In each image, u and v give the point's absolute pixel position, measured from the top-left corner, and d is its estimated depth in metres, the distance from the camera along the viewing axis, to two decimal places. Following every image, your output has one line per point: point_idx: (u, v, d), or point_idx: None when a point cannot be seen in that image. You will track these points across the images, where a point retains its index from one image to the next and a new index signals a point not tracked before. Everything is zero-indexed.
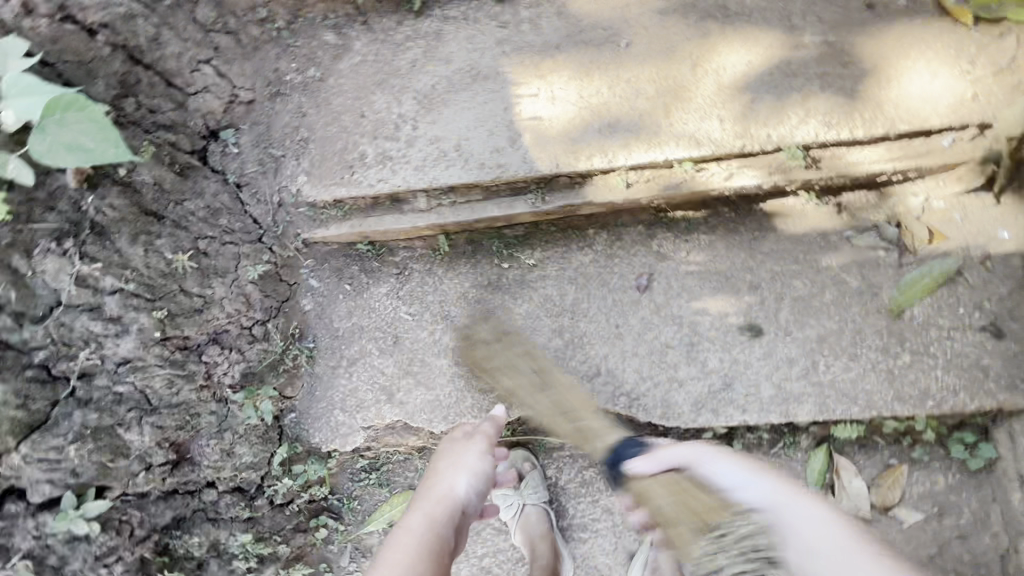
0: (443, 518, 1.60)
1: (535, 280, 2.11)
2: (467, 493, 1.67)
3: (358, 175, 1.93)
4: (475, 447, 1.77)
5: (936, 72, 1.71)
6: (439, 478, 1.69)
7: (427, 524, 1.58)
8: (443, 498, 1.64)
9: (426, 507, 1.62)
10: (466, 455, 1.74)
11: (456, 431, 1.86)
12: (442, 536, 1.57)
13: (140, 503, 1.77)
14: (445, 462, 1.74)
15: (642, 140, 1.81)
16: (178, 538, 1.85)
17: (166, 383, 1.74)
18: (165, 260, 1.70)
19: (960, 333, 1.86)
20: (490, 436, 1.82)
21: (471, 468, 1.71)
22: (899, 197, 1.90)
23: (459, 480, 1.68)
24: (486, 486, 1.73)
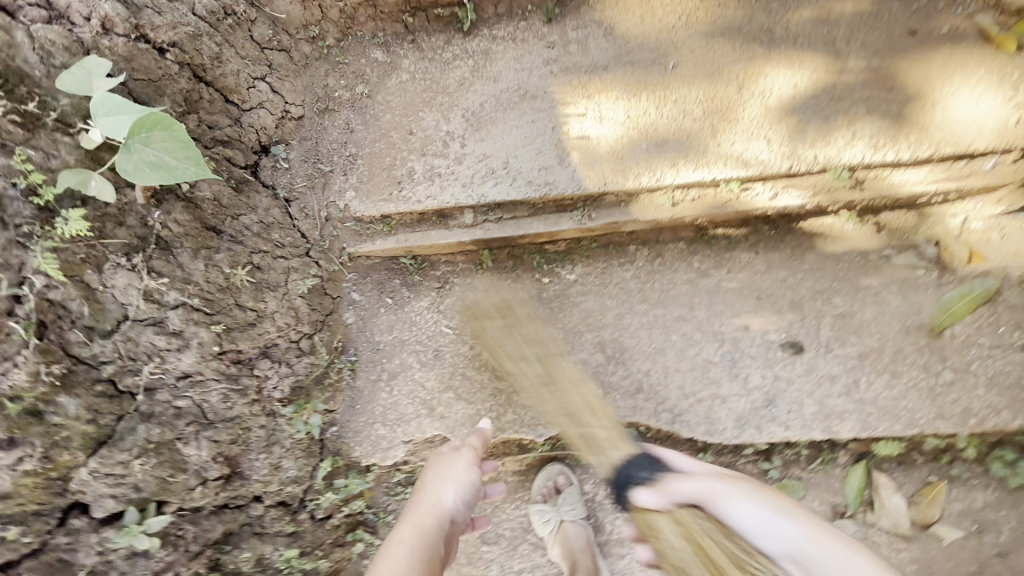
0: (432, 530, 1.60)
1: (577, 295, 2.13)
2: (456, 506, 1.67)
3: (406, 191, 1.96)
4: (463, 459, 1.76)
5: (980, 97, 1.71)
6: (427, 492, 1.70)
7: (416, 536, 1.58)
8: (431, 511, 1.65)
9: (414, 519, 1.63)
10: (455, 466, 1.73)
11: (443, 445, 1.85)
12: (431, 548, 1.56)
13: (193, 518, 1.76)
14: (432, 475, 1.74)
15: (689, 159, 1.83)
16: (228, 552, 1.85)
17: (223, 397, 1.74)
18: (224, 275, 1.70)
19: (1000, 352, 1.87)
20: (477, 447, 1.80)
21: (460, 480, 1.70)
22: (937, 217, 1.92)
23: (447, 492, 1.68)
24: (473, 498, 1.72)
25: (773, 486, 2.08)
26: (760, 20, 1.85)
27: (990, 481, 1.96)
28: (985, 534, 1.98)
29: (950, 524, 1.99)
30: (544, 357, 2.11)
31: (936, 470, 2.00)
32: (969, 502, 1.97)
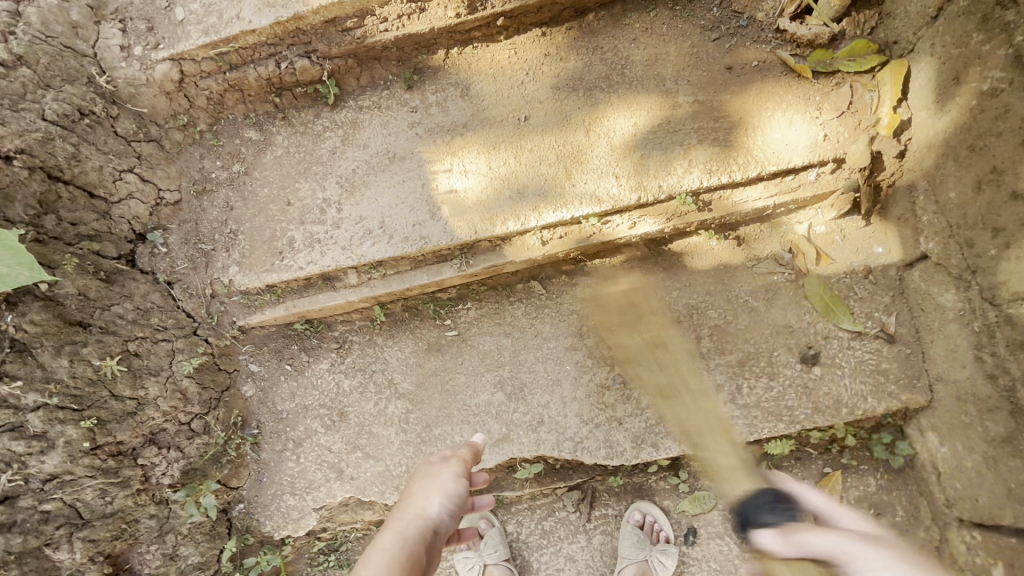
0: (417, 540, 1.29)
1: (474, 337, 2.18)
2: (443, 518, 1.36)
3: (288, 259, 2.02)
4: (450, 469, 1.50)
5: (791, 119, 1.91)
6: (410, 501, 1.40)
7: (398, 545, 1.26)
8: (416, 519, 1.34)
9: (397, 526, 1.32)
10: (443, 476, 1.46)
11: (430, 458, 1.60)
12: (416, 562, 1.24)
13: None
14: (418, 485, 1.46)
15: (549, 201, 1.96)
16: None
17: (99, 493, 1.76)
18: (92, 367, 1.74)
19: (858, 341, 1.99)
20: (468, 459, 1.56)
21: (449, 489, 1.41)
22: (787, 226, 2.08)
23: (433, 501, 1.38)
24: (462, 514, 1.43)
25: (684, 499, 2.16)
26: (598, 69, 2.04)
27: (877, 465, 2.05)
28: (882, 517, 2.03)
29: (849, 512, 2.05)
30: (448, 404, 2.13)
31: (830, 461, 2.08)
32: (864, 488, 2.03)
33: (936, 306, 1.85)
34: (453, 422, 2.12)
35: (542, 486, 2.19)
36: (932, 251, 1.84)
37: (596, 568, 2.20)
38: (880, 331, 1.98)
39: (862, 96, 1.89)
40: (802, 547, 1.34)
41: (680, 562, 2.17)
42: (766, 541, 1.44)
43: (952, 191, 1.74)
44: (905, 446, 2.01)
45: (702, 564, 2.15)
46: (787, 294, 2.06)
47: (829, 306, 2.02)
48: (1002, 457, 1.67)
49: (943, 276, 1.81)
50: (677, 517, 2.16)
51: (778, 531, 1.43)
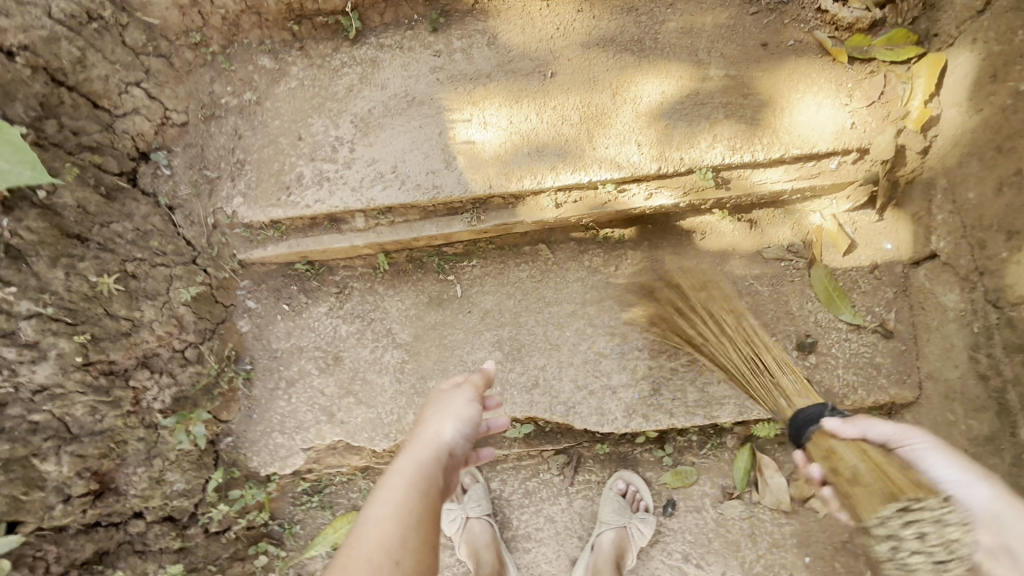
0: (433, 464, 1.28)
1: (476, 294, 2.17)
2: (458, 440, 1.35)
3: (295, 196, 1.97)
4: (463, 393, 1.47)
5: (821, 103, 1.89)
6: (424, 426, 1.38)
7: (415, 469, 1.25)
8: (430, 445, 1.32)
9: (413, 451, 1.31)
10: (456, 400, 1.43)
11: (442, 382, 1.57)
12: (432, 484, 1.24)
13: (56, 538, 1.72)
14: (430, 409, 1.42)
15: (568, 163, 1.92)
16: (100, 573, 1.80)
17: (89, 410, 1.74)
18: (88, 283, 1.71)
19: (855, 334, 2.01)
20: (479, 386, 1.53)
21: (463, 414, 1.39)
22: (800, 214, 2.08)
23: (446, 425, 1.36)
24: (476, 434, 1.42)
25: (667, 472, 2.21)
26: (631, 31, 1.98)
27: None
28: None
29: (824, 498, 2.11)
30: (444, 358, 2.12)
31: None
32: None
33: (938, 305, 1.88)
34: (449, 375, 2.11)
35: (529, 447, 2.20)
36: (942, 250, 1.86)
37: (574, 531, 2.24)
38: (879, 326, 2.00)
39: (895, 87, 1.87)
40: (864, 431, 1.48)
41: (656, 531, 2.22)
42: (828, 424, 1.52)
43: (973, 192, 1.74)
44: None
45: (677, 535, 2.20)
46: (791, 282, 2.07)
47: (837, 298, 2.02)
48: (981, 455, 1.71)
49: (949, 276, 1.83)
50: (658, 489, 2.21)
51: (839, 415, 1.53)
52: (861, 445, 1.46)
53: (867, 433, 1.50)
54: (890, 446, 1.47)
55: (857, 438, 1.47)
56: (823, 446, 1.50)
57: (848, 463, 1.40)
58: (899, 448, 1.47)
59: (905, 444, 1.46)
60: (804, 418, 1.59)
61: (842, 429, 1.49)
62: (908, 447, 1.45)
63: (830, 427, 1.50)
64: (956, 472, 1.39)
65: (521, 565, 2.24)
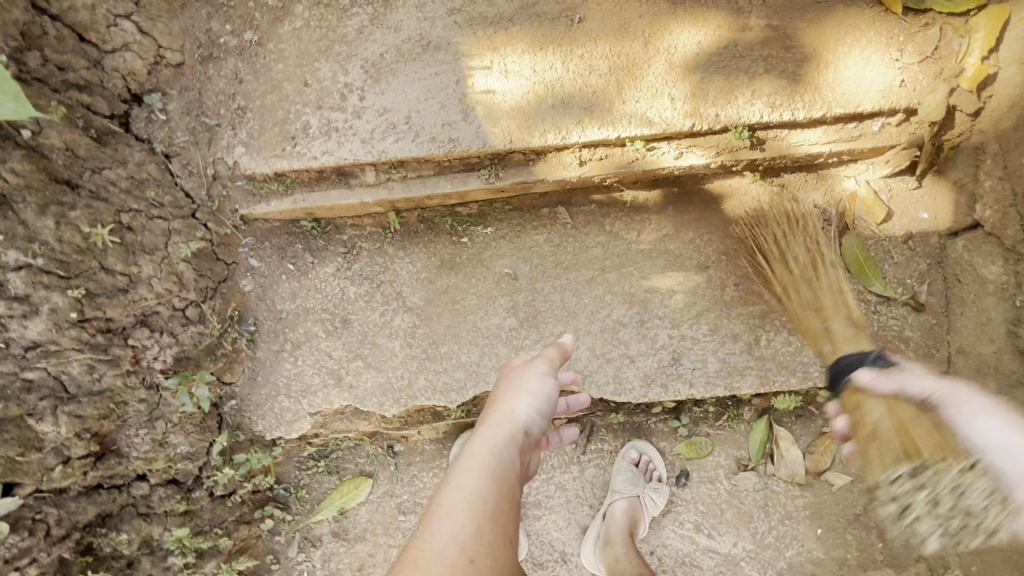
0: (509, 444, 1.24)
1: (490, 257, 2.07)
2: (532, 419, 1.31)
3: (301, 146, 1.84)
4: (536, 367, 1.44)
5: (869, 59, 1.75)
6: (499, 403, 1.34)
7: (490, 452, 1.21)
8: (504, 424, 1.27)
9: (489, 431, 1.26)
10: (530, 375, 1.40)
11: (513, 358, 1.55)
12: (509, 467, 1.20)
13: (57, 500, 1.66)
14: (503, 387, 1.40)
15: (595, 117, 1.79)
16: (104, 536, 1.74)
17: (86, 368, 1.66)
18: (81, 234, 1.61)
19: (886, 307, 1.93)
20: (554, 359, 1.49)
21: (535, 390, 1.35)
22: (834, 180, 1.97)
23: (521, 404, 1.32)
24: (549, 412, 1.37)
25: (682, 443, 2.16)
26: None
27: None
28: None
29: (839, 471, 2.08)
30: (457, 324, 2.05)
31: (830, 421, 2.09)
32: None
33: (977, 278, 1.84)
34: (461, 341, 2.04)
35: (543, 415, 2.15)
36: (986, 220, 1.82)
37: (585, 499, 2.21)
38: (910, 299, 1.92)
39: (950, 42, 1.74)
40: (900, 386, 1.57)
41: (669, 502, 2.19)
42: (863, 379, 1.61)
43: None
44: None
45: (689, 505, 2.17)
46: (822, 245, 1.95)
47: (868, 269, 1.92)
48: None
49: (993, 247, 1.80)
50: (672, 459, 2.17)
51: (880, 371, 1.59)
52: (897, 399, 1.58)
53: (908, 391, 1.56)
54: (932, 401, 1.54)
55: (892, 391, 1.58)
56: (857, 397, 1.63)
57: (871, 416, 1.61)
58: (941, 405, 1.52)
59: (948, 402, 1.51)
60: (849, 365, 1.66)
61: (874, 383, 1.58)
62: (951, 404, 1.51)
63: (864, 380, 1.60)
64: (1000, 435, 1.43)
65: (531, 532, 2.22)
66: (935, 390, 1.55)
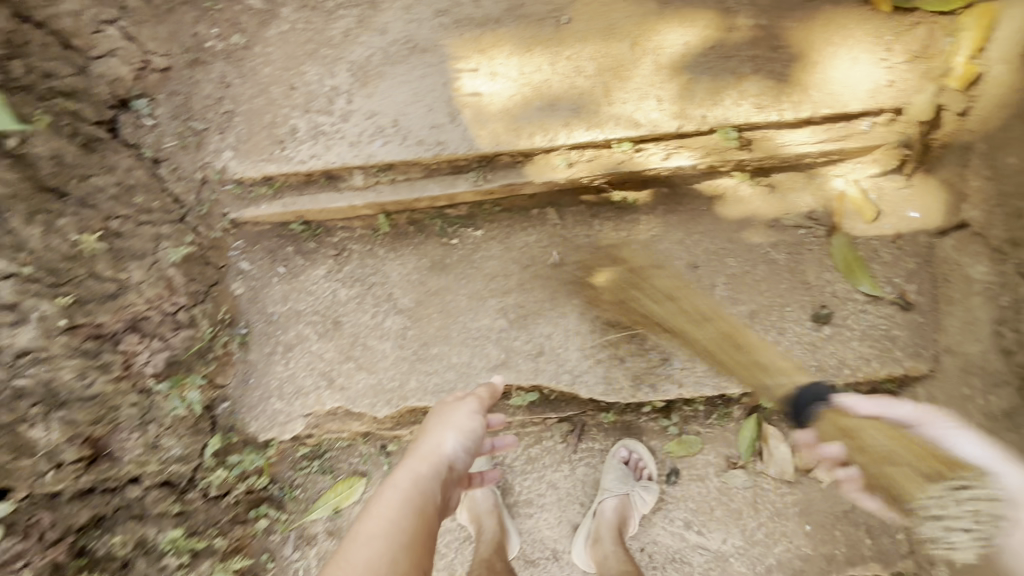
0: (428, 475, 1.39)
1: (480, 259, 2.09)
2: (455, 453, 1.46)
3: (289, 150, 1.84)
4: (466, 406, 1.58)
5: (857, 58, 1.75)
6: (425, 438, 1.49)
7: (410, 485, 1.36)
8: (427, 457, 1.43)
9: (410, 463, 1.41)
10: (458, 413, 1.54)
11: (447, 395, 1.68)
12: (426, 500, 1.35)
13: (51, 504, 1.70)
14: (432, 422, 1.54)
15: (581, 119, 1.79)
16: (98, 538, 1.77)
17: (77, 374, 1.68)
18: (69, 241, 1.66)
19: (874, 306, 1.94)
20: (485, 399, 1.65)
21: (462, 427, 1.50)
22: (823, 179, 1.99)
23: (447, 439, 1.47)
24: (475, 448, 1.52)
25: (672, 441, 2.20)
26: None
27: (864, 426, 2.10)
28: (859, 476, 2.10)
29: (828, 468, 2.11)
30: (447, 325, 2.07)
31: (819, 419, 2.13)
32: (848, 447, 2.09)
33: (963, 277, 1.85)
34: (450, 342, 2.06)
35: (534, 416, 2.15)
36: (974, 220, 1.82)
37: (577, 498, 2.22)
38: (899, 297, 1.92)
39: (940, 41, 1.75)
40: None
41: (660, 500, 2.20)
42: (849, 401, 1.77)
43: (1012, 156, 1.69)
44: None
45: (680, 503, 2.19)
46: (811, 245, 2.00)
47: (865, 270, 1.95)
48: (997, 431, 1.71)
49: (979, 246, 1.80)
50: (662, 457, 2.19)
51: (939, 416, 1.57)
52: None
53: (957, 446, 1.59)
54: None
55: None
56: None
57: None
58: None
59: None
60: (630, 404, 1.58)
61: None
62: None
63: None
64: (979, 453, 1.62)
65: (523, 531, 2.22)
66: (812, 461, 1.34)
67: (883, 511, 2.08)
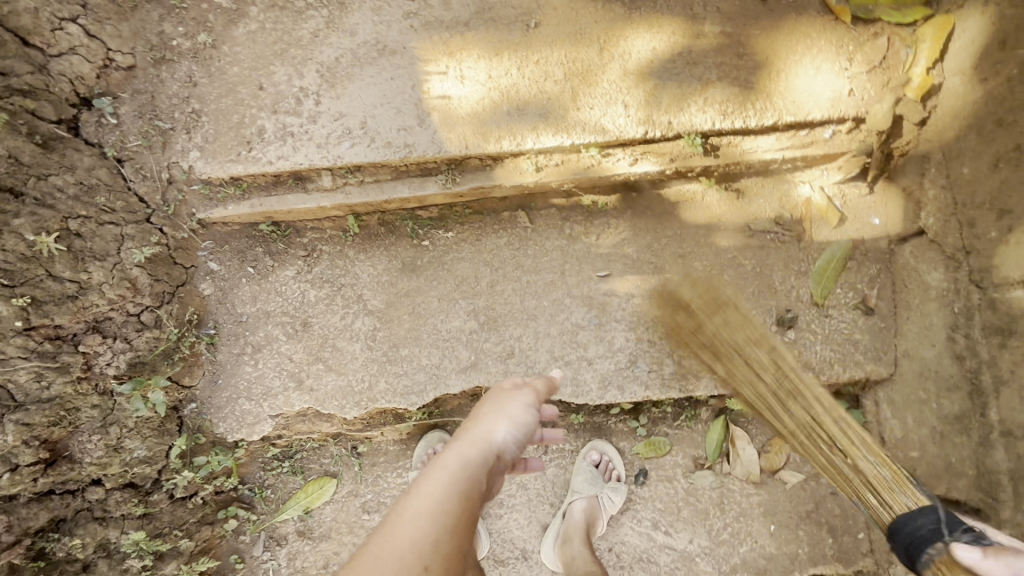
0: (477, 461, 1.22)
1: (451, 261, 2.09)
2: (509, 443, 1.30)
3: (256, 151, 1.84)
4: (521, 397, 1.43)
5: (820, 67, 1.78)
6: (478, 421, 1.34)
7: (458, 468, 1.20)
8: (477, 442, 1.27)
9: (461, 445, 1.26)
10: (514, 403, 1.39)
11: (503, 381, 1.54)
12: (475, 489, 1.18)
13: (7, 507, 1.68)
14: (486, 407, 1.39)
15: (550, 124, 1.80)
16: (57, 540, 1.77)
17: (35, 376, 1.68)
18: (26, 242, 1.63)
19: (837, 310, 1.97)
20: (540, 392, 1.51)
21: (517, 417, 1.35)
22: (789, 185, 2.00)
23: (501, 426, 1.31)
24: (528, 441, 1.35)
25: (641, 443, 2.21)
26: None
27: None
28: (822, 477, 2.14)
29: (792, 470, 2.15)
30: (417, 326, 2.07)
31: (784, 421, 2.14)
32: None
33: (920, 282, 1.87)
34: (421, 344, 2.07)
35: None
36: (930, 228, 1.84)
37: (547, 498, 2.24)
38: (861, 303, 1.97)
39: (898, 52, 1.78)
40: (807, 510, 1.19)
41: (628, 500, 2.23)
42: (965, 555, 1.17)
43: (965, 167, 1.70)
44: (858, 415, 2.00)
45: (647, 503, 2.22)
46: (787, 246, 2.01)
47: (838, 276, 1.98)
48: (950, 433, 1.76)
49: (934, 253, 1.82)
50: (631, 458, 2.22)
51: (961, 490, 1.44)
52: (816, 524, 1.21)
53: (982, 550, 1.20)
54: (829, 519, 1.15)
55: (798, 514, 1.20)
56: None
57: None
58: None
59: None
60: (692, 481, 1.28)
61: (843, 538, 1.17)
62: None
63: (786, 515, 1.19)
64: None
65: (493, 530, 2.23)
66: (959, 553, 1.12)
67: (845, 511, 2.13)
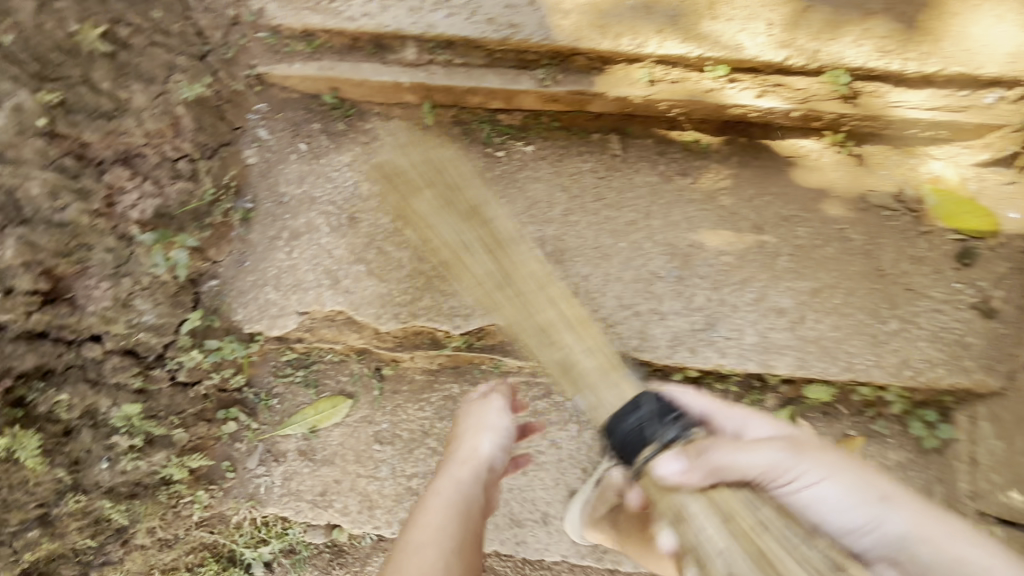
0: (469, 480, 1.44)
1: (524, 179, 1.85)
2: (494, 455, 1.50)
3: (340, 5, 1.67)
4: (492, 405, 1.57)
5: (1002, 17, 1.56)
6: (460, 442, 1.52)
7: (456, 493, 1.40)
8: (467, 460, 1.47)
9: (452, 470, 1.46)
10: (490, 413, 1.55)
11: (473, 390, 1.68)
12: (472, 504, 1.41)
13: None
14: (466, 424, 1.55)
15: (679, 29, 1.59)
16: (42, 391, 1.58)
17: (48, 191, 1.53)
18: (67, 30, 1.55)
19: (952, 307, 1.75)
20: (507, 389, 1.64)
21: (496, 428, 1.52)
22: (918, 159, 1.79)
23: (482, 441, 1.50)
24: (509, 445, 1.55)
25: None
26: None
27: (906, 441, 1.88)
28: None
29: None
30: None
31: (857, 425, 1.89)
32: (881, 461, 1.88)
33: None
34: (477, 265, 1.83)
35: None
36: None
37: (579, 461, 1.99)
38: (981, 302, 1.74)
39: None
40: (716, 474, 1.05)
41: None
42: (666, 472, 1.05)
43: None
44: (946, 431, 1.84)
45: None
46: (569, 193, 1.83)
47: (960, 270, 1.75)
48: None
49: None
50: None
51: (676, 449, 1.07)
52: (711, 495, 1.04)
53: (722, 473, 1.06)
54: (770, 477, 1.09)
55: (705, 483, 1.04)
56: (663, 503, 1.05)
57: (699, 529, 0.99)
58: (781, 490, 1.09)
59: (783, 475, 1.09)
60: (642, 425, 1.11)
61: (682, 476, 1.04)
62: (785, 485, 1.09)
63: (670, 478, 1.04)
64: (763, 458, 1.10)
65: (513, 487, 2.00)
66: (767, 466, 1.09)
67: None
